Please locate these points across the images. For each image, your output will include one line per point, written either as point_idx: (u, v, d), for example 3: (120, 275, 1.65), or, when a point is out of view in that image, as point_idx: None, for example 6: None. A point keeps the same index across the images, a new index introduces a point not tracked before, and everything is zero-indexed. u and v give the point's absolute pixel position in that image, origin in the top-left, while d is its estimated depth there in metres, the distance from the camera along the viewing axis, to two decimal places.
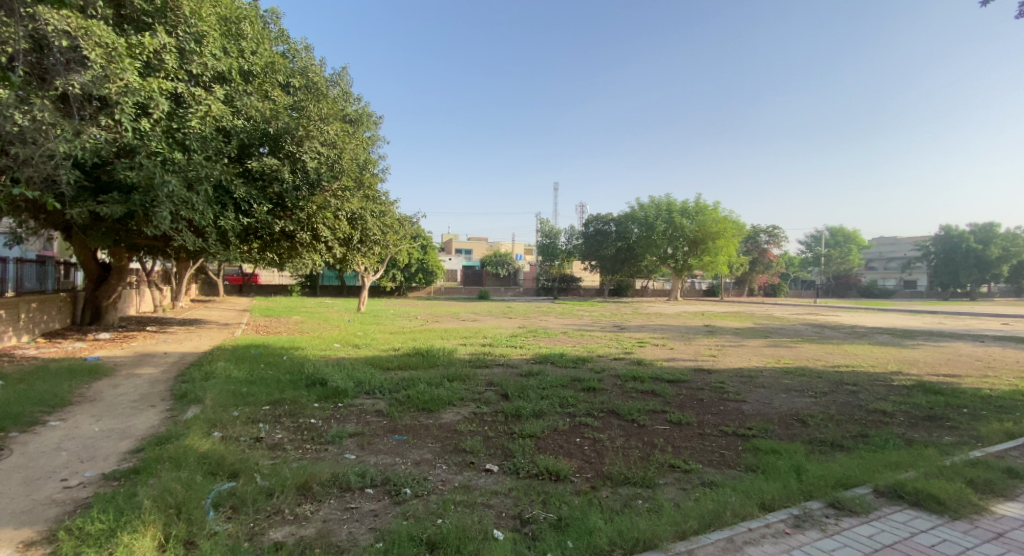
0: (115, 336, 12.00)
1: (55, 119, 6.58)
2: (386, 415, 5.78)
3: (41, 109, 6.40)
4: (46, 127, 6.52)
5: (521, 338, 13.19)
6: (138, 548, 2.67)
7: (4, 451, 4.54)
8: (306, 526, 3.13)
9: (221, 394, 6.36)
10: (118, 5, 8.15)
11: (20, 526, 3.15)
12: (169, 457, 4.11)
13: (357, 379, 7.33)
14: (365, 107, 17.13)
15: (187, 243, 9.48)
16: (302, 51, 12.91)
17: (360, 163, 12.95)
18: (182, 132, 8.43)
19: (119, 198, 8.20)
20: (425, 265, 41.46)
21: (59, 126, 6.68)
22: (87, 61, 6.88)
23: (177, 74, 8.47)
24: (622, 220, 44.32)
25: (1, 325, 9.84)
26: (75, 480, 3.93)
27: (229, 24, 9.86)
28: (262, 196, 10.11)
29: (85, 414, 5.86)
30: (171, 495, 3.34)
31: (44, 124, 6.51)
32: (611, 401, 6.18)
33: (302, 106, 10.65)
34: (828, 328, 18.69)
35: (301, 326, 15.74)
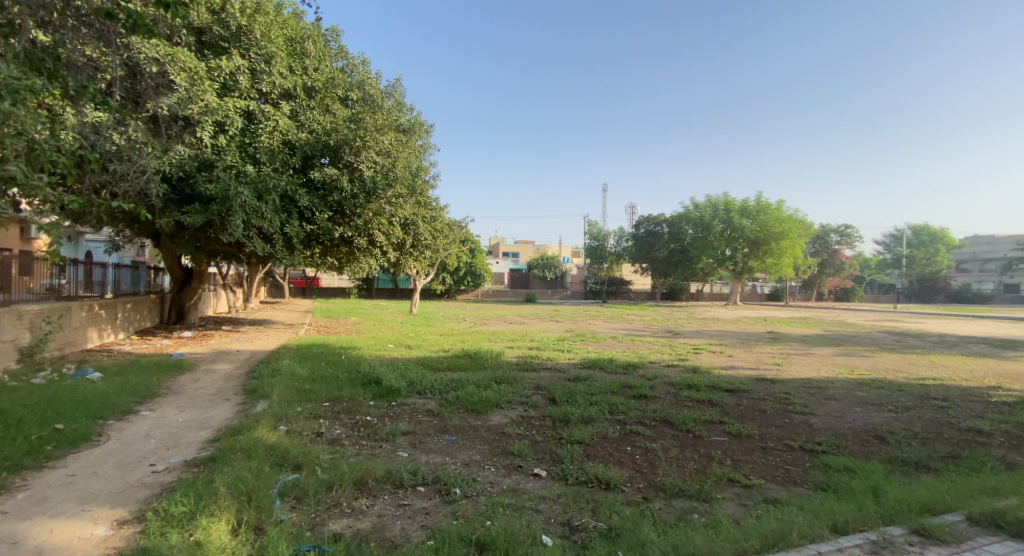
0: (195, 335, 13.01)
1: (147, 139, 7.26)
2: (436, 415, 5.88)
3: (136, 130, 7.12)
4: (139, 146, 7.21)
5: (570, 342, 13.01)
6: (214, 530, 2.85)
7: (103, 437, 5.02)
8: (362, 520, 3.22)
9: (285, 390, 6.71)
10: (200, 32, 8.93)
11: (115, 505, 3.46)
12: (240, 447, 4.38)
13: (409, 379, 7.52)
14: (418, 116, 17.61)
15: (257, 249, 10.12)
16: (359, 65, 13.46)
17: (413, 170, 13.33)
18: (254, 146, 9.07)
19: (200, 209, 8.90)
20: (474, 269, 41.99)
21: (150, 144, 7.36)
22: (173, 85, 7.53)
23: (249, 92, 9.13)
24: (675, 221, 42.81)
25: (101, 323, 10.95)
26: (162, 466, 4.27)
27: (294, 44, 10.51)
28: (323, 204, 10.63)
29: (170, 405, 6.38)
30: (242, 483, 3.55)
31: (137, 143, 7.20)
32: (665, 410, 5.95)
33: (359, 118, 11.07)
34: (911, 337, 17.05)
35: (359, 327, 16.71)
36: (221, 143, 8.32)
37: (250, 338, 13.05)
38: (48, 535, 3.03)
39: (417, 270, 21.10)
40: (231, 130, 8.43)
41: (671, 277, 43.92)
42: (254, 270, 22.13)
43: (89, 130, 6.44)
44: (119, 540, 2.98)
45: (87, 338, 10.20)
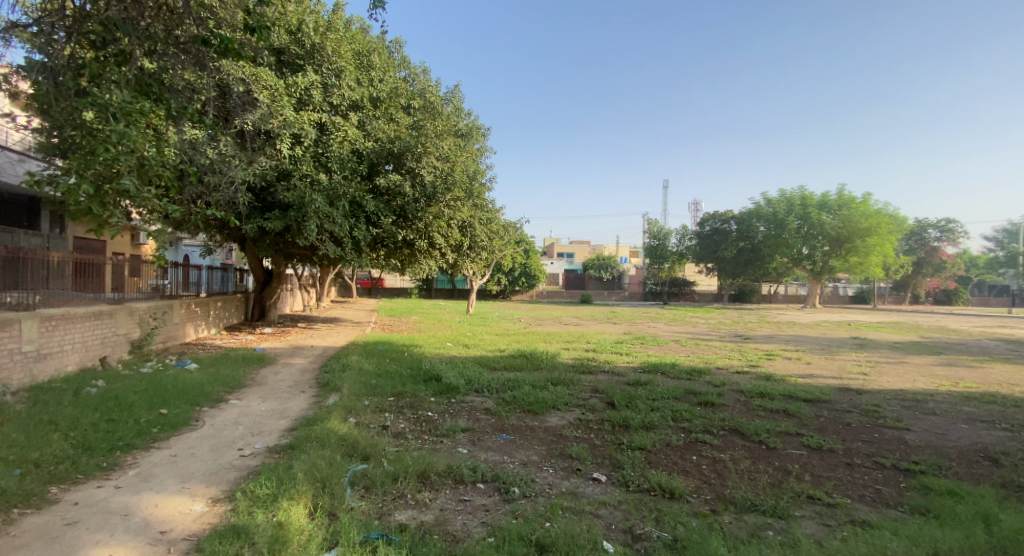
0: (275, 331, 14.08)
1: (235, 153, 7.96)
2: (494, 414, 5.95)
3: (226, 145, 7.83)
4: (229, 159, 7.93)
5: (629, 345, 12.69)
6: (294, 513, 3.07)
7: (199, 422, 5.56)
8: (426, 512, 3.32)
9: (354, 384, 7.09)
10: (279, 52, 9.66)
11: (209, 484, 3.82)
12: (316, 437, 4.68)
13: (467, 377, 7.67)
14: (476, 120, 17.95)
15: (328, 252, 10.77)
16: (420, 74, 13.93)
17: (470, 174, 13.62)
18: (326, 155, 9.66)
19: (280, 215, 9.61)
20: (529, 269, 42.14)
21: (237, 157, 8.06)
22: (257, 101, 8.23)
23: (322, 105, 9.77)
24: (745, 218, 40.47)
25: (196, 319, 12.15)
26: (248, 450, 4.66)
27: (361, 58, 11.08)
28: (387, 209, 11.11)
29: (255, 395, 6.95)
30: (318, 470, 3.79)
31: (227, 157, 7.92)
32: (734, 419, 5.63)
33: (420, 125, 11.49)
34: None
35: (419, 327, 16.77)
36: (298, 154, 8.94)
37: (323, 335, 13.91)
38: (155, 507, 3.40)
39: (473, 271, 21.60)
40: (306, 142, 9.04)
41: (740, 277, 41.57)
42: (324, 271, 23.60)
43: (188, 146, 7.18)
44: (213, 516, 3.28)
45: (184, 333, 11.36)
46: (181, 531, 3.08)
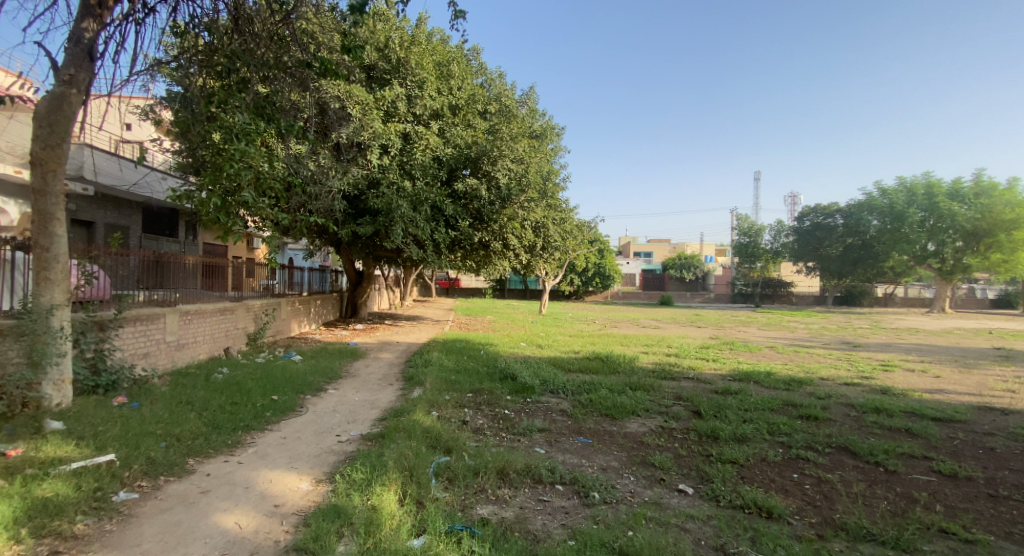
0: (365, 328, 15.11)
1: (332, 164, 8.66)
2: (571, 416, 5.89)
3: (325, 158, 8.55)
4: (327, 170, 8.64)
5: (716, 351, 11.92)
6: (386, 498, 3.29)
7: (302, 408, 6.13)
8: (506, 509, 3.37)
9: (436, 380, 7.40)
10: (369, 68, 10.40)
11: (313, 466, 4.20)
12: (403, 427, 4.96)
13: (543, 377, 7.67)
14: (550, 120, 17.91)
15: (412, 254, 11.33)
16: (497, 79, 14.18)
17: (543, 174, 13.69)
18: (410, 163, 10.18)
19: (370, 221, 10.28)
20: (602, 269, 41.36)
21: (334, 168, 8.75)
22: (350, 116, 8.91)
23: (406, 116, 10.33)
24: (853, 211, 36.30)
25: (299, 316, 13.41)
26: (345, 437, 5.06)
27: (442, 67, 11.54)
28: (465, 212, 11.46)
29: (349, 386, 7.52)
30: (405, 459, 4.02)
31: (326, 168, 8.63)
32: (843, 435, 5.07)
33: (496, 129, 11.73)
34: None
35: (493, 327, 16.87)
36: (386, 163, 9.52)
37: (407, 332, 14.71)
38: (269, 483, 3.80)
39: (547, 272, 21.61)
40: (393, 151, 9.60)
41: (847, 277, 37.36)
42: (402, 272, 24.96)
43: (294, 160, 7.94)
44: (317, 495, 3.59)
45: (290, 328, 12.59)
46: (291, 506, 3.42)
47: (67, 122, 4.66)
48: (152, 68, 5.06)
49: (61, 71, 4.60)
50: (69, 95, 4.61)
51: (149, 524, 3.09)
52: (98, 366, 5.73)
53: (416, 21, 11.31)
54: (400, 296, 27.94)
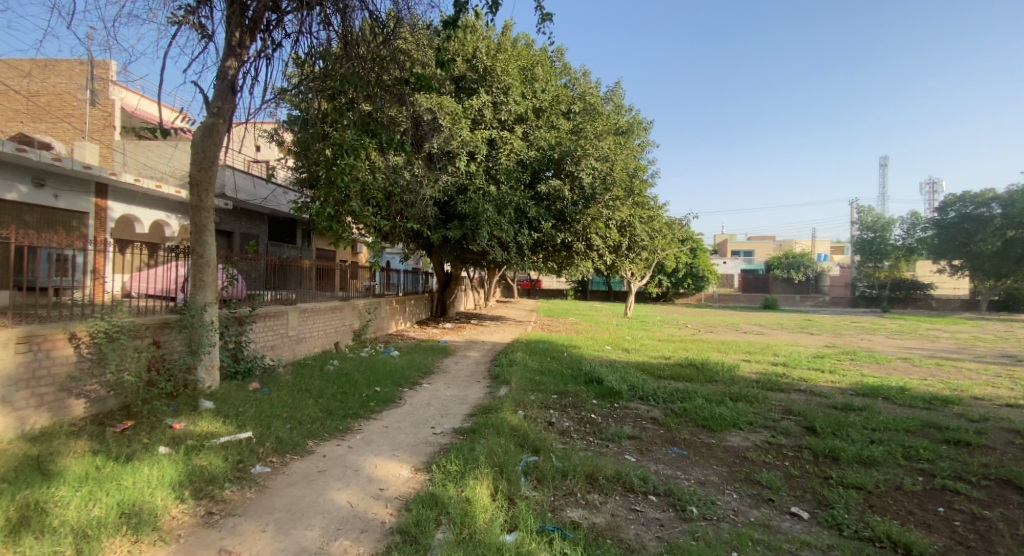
0: (454, 327, 15.76)
1: (424, 173, 9.16)
2: (663, 424, 5.64)
3: (418, 167, 9.08)
4: (419, 179, 9.14)
5: (833, 361, 10.63)
6: (479, 492, 3.41)
7: (401, 400, 6.57)
8: (597, 515, 3.32)
9: (521, 379, 7.51)
10: (458, 79, 10.90)
11: (411, 454, 4.48)
12: (492, 424, 5.09)
13: (631, 382, 7.42)
14: (638, 115, 17.31)
15: (497, 256, 11.60)
16: (581, 77, 14.03)
17: (630, 171, 13.29)
18: (495, 168, 10.48)
19: (458, 225, 10.69)
20: (695, 270, 39.01)
21: (426, 177, 9.25)
22: (441, 126, 9.39)
23: (492, 123, 10.70)
24: (1015, 198, 30.29)
25: (396, 315, 14.36)
26: (439, 430, 5.32)
27: (527, 72, 11.70)
28: (548, 213, 11.49)
29: (441, 381, 7.90)
30: (496, 455, 4.14)
31: (419, 177, 9.14)
32: (1005, 466, 4.27)
33: (581, 129, 11.63)
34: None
35: (577, 326, 17.44)
36: (472, 169, 9.92)
37: (493, 331, 15.10)
38: (375, 468, 4.13)
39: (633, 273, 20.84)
40: (479, 157, 9.96)
41: (1008, 278, 31.28)
42: (488, 274, 25.63)
43: (390, 170, 8.55)
44: (416, 483, 3.83)
45: (388, 326, 13.53)
46: (394, 491, 3.68)
47: (216, 148, 5.45)
48: (277, 97, 5.76)
49: (212, 105, 5.42)
50: (218, 125, 5.41)
51: (279, 496, 3.51)
52: (238, 355, 6.64)
53: (501, 29, 11.60)
54: (483, 297, 28.78)
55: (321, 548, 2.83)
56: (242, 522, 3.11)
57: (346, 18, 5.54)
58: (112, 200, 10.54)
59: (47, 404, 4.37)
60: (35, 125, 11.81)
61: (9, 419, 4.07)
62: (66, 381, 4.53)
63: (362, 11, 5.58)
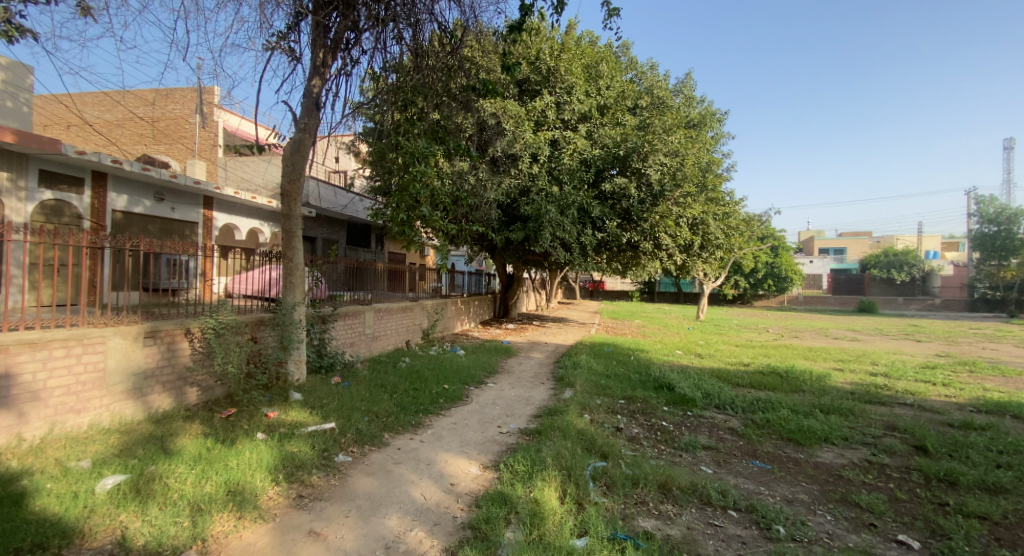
0: (517, 328, 15.90)
1: (487, 176, 9.31)
2: (742, 435, 5.30)
3: (481, 171, 9.25)
4: (483, 182, 9.30)
5: (946, 373, 9.39)
6: (547, 494, 3.40)
7: (468, 398, 6.72)
8: (671, 526, 3.19)
9: (587, 383, 7.39)
10: (521, 82, 11.01)
11: (479, 452, 4.58)
12: (558, 427, 5.06)
13: (706, 389, 7.03)
14: (710, 107, 16.44)
15: (560, 257, 11.51)
16: (648, 71, 13.58)
17: (702, 166, 12.67)
18: (558, 168, 10.43)
19: (521, 227, 10.73)
20: (777, 270, 36.24)
21: (489, 180, 9.40)
22: (503, 129, 9.47)
23: (555, 123, 10.67)
24: None
25: (461, 315, 14.72)
26: (505, 429, 5.38)
27: (591, 69, 11.52)
28: (613, 212, 11.21)
29: (506, 382, 7.99)
30: (563, 458, 4.10)
31: (482, 181, 9.30)
32: None
33: (648, 124, 11.27)
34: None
35: (644, 328, 17.56)
36: (535, 171, 9.96)
37: (556, 333, 15.03)
38: (445, 463, 4.26)
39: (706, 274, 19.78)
40: (541, 158, 9.97)
41: None
42: (552, 275, 25.47)
43: (455, 175, 8.78)
44: (485, 480, 3.90)
45: (453, 326, 13.92)
46: (464, 487, 3.77)
47: (303, 160, 5.90)
48: (353, 111, 6.12)
49: (299, 122, 5.89)
50: (304, 140, 5.86)
51: (359, 484, 3.73)
52: (321, 350, 7.15)
53: (565, 28, 11.53)
54: (546, 298, 28.72)
55: (398, 537, 2.97)
56: (328, 507, 3.34)
57: (417, 31, 5.77)
58: (217, 210, 11.78)
59: (168, 391, 4.97)
60: (155, 146, 13.52)
61: (139, 403, 4.68)
62: (183, 371, 5.13)
63: (431, 23, 5.80)
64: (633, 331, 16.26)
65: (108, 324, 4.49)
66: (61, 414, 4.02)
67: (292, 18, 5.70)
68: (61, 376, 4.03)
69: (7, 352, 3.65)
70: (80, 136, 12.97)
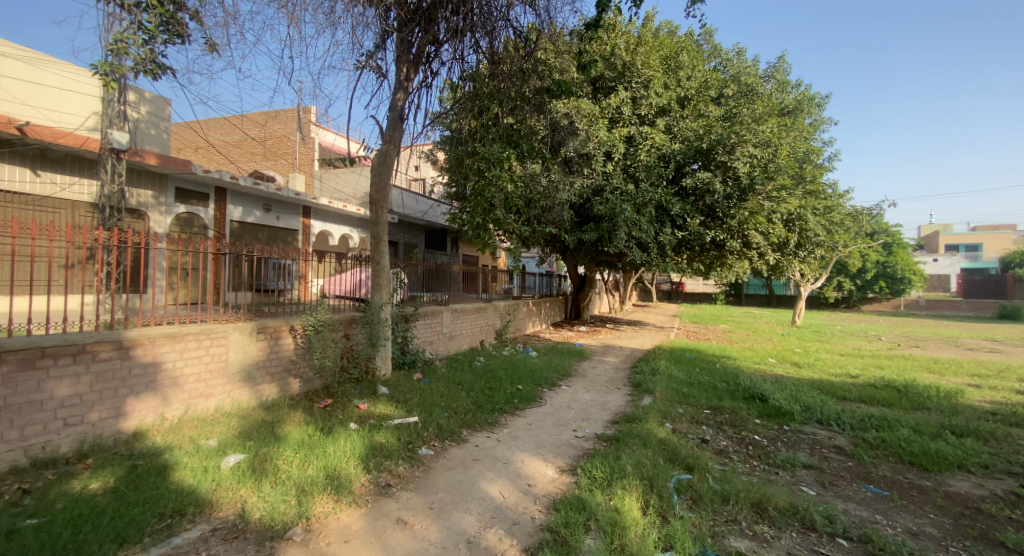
0: (589, 330, 15.62)
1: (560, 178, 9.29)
2: (850, 456, 4.77)
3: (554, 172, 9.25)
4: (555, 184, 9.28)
5: None
6: (628, 504, 3.30)
7: (542, 400, 6.72)
8: (768, 549, 2.95)
9: (667, 390, 7.06)
10: (595, 80, 10.78)
11: (556, 455, 4.55)
12: (638, 434, 4.90)
13: (805, 402, 6.40)
14: (808, 91, 15.04)
15: (636, 258, 11.14)
16: (734, 57, 12.74)
17: (798, 156, 11.64)
18: (634, 166, 10.13)
19: (594, 227, 10.55)
20: (890, 270, 32.18)
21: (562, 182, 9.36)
22: (576, 129, 9.39)
23: (631, 119, 10.36)
24: None
25: (533, 317, 14.79)
26: (581, 433, 5.30)
27: (670, 61, 11.05)
28: (695, 209, 10.63)
29: (581, 385, 7.87)
30: (645, 468, 3.96)
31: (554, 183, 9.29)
32: None
33: (734, 114, 10.55)
34: None
35: (731, 333, 16.40)
36: (609, 170, 9.78)
37: (631, 337, 14.57)
38: (522, 463, 4.29)
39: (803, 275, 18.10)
40: (616, 156, 9.77)
41: None
42: (625, 276, 24.67)
43: (528, 176, 8.86)
44: (563, 484, 3.87)
45: (525, 326, 14.03)
46: (542, 489, 3.78)
47: (388, 170, 6.27)
48: (432, 121, 6.40)
49: (384, 134, 6.28)
50: (390, 151, 6.24)
51: (442, 478, 3.88)
52: (404, 348, 7.56)
53: (642, 20, 11.12)
54: (621, 300, 27.95)
55: (479, 533, 3.05)
56: (413, 497, 3.51)
57: (493, 39, 5.93)
58: (314, 218, 12.91)
59: (275, 381, 5.52)
60: (264, 162, 15.10)
61: (252, 391, 5.24)
62: (288, 364, 5.67)
63: (507, 29, 5.90)
64: (718, 337, 15.27)
65: (229, 320, 5.09)
66: (193, 398, 4.62)
67: (379, 37, 6.07)
68: (194, 365, 4.64)
69: (154, 343, 4.27)
70: (205, 157, 14.86)
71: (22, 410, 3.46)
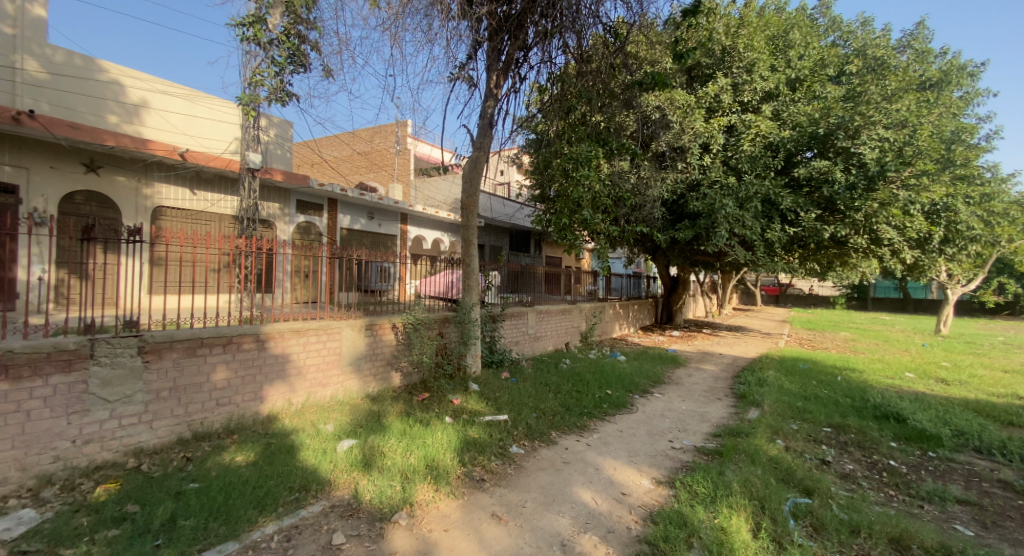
0: (683, 335, 14.77)
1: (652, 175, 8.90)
2: (1021, 494, 3.96)
3: (645, 169, 8.89)
4: (647, 181, 8.92)
5: None
6: (735, 524, 3.06)
7: (634, 406, 6.49)
8: None
9: (777, 403, 6.43)
10: (691, 68, 10.11)
11: (651, 465, 4.36)
12: (744, 450, 4.52)
13: (957, 426, 5.44)
14: (955, 59, 12.84)
15: (738, 257, 10.31)
16: (858, 29, 11.29)
17: (943, 136, 9.96)
18: (736, 157, 9.40)
19: (690, 225, 9.95)
20: None
21: (654, 178, 8.96)
22: (669, 122, 8.94)
23: (732, 107, 9.63)
24: None
25: (620, 320, 14.39)
26: (678, 444, 5.02)
27: (777, 41, 10.10)
28: (810, 202, 9.54)
29: (676, 393, 7.47)
30: (754, 487, 3.64)
31: (645, 179, 8.93)
32: None
33: (859, 93, 9.33)
34: None
35: (853, 342, 14.52)
36: (706, 163, 9.18)
37: (731, 343, 13.53)
38: (615, 471, 4.17)
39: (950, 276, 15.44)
40: (714, 147, 9.15)
41: None
42: (725, 278, 22.93)
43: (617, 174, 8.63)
44: (660, 496, 3.70)
45: (612, 329, 13.69)
46: (637, 499, 3.64)
47: (478, 175, 6.48)
48: (520, 124, 6.49)
49: (475, 141, 6.50)
50: (480, 157, 6.45)
51: (535, 478, 3.90)
52: (493, 347, 7.76)
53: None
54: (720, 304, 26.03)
55: (573, 537, 3.02)
56: (507, 494, 3.58)
57: (581, 37, 5.88)
58: (410, 224, 13.78)
59: (379, 376, 5.96)
60: (367, 174, 16.32)
61: (360, 384, 5.71)
62: (389, 359, 6.09)
63: (596, 26, 5.80)
64: (837, 346, 13.61)
65: (342, 318, 5.61)
66: (313, 387, 5.15)
67: (471, 48, 6.31)
68: (314, 357, 5.18)
69: (283, 337, 4.84)
70: (319, 171, 16.56)
71: (187, 390, 4.11)
